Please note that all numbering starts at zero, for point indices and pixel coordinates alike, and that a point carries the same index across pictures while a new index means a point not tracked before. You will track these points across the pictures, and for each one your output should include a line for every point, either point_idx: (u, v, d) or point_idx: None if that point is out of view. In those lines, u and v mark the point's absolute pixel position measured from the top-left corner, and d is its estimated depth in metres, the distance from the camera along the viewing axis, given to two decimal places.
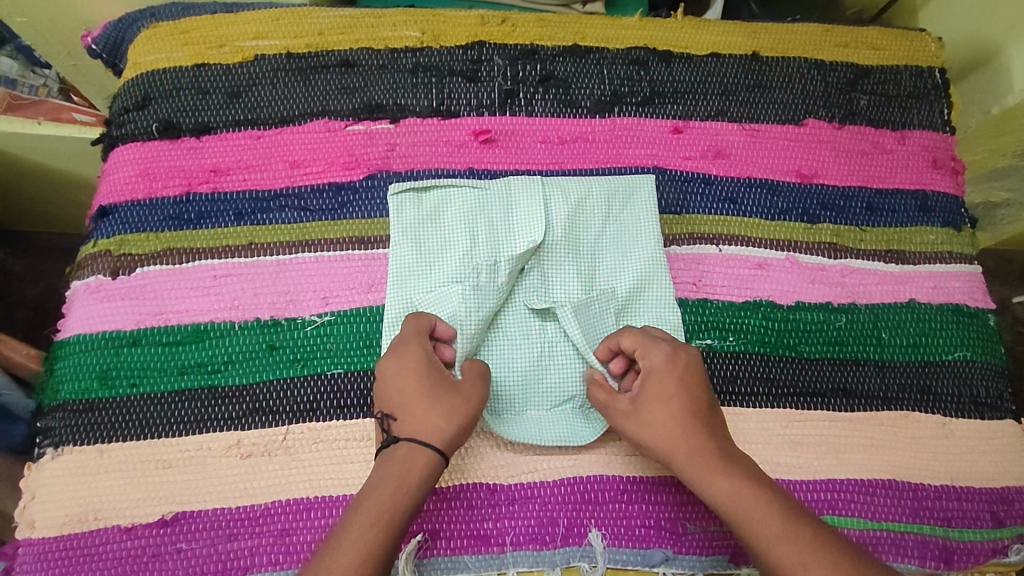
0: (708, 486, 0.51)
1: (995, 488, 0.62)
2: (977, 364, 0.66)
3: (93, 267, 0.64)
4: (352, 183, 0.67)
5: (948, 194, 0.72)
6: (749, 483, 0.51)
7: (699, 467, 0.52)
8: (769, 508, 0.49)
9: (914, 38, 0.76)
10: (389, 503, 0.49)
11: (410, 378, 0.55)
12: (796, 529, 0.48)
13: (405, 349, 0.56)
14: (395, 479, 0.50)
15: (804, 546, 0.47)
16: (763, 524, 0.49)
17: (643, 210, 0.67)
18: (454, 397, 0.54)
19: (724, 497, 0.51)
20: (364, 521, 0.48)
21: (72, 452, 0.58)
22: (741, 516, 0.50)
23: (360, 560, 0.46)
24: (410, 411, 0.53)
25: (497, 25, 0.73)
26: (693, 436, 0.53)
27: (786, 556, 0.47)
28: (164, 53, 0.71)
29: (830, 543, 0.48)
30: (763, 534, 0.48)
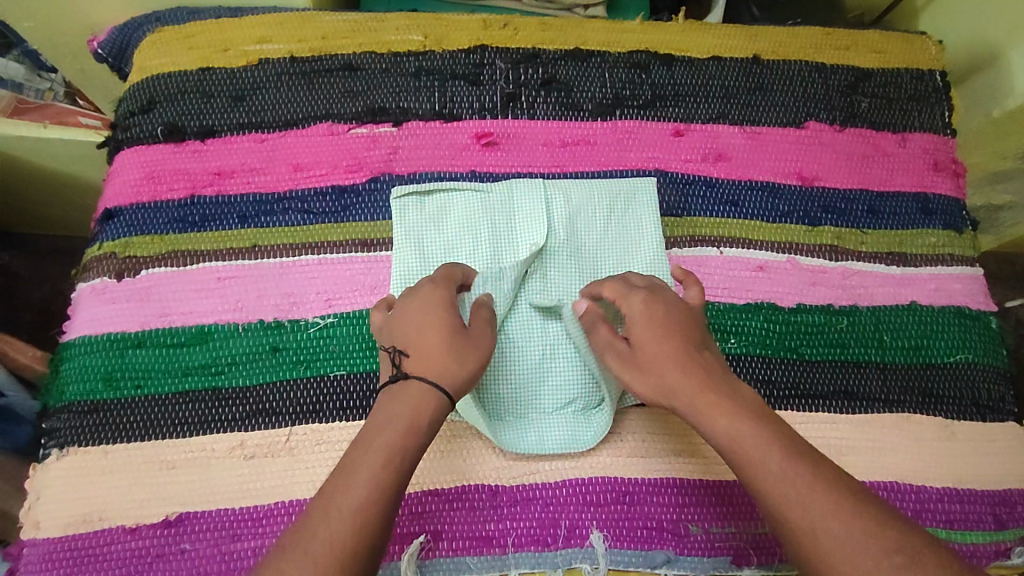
0: (706, 425, 0.50)
1: (997, 491, 0.62)
2: (978, 366, 0.66)
3: (98, 269, 0.64)
4: (355, 186, 0.67)
5: (949, 196, 0.72)
6: (753, 423, 0.48)
7: (696, 406, 0.50)
8: (773, 447, 0.47)
9: (915, 42, 0.77)
10: (398, 443, 0.47)
11: (430, 319, 0.53)
12: (798, 471, 0.45)
13: (428, 293, 0.55)
14: (406, 418, 0.49)
15: (807, 488, 0.45)
16: (764, 464, 0.46)
17: (644, 213, 0.67)
18: (471, 343, 0.53)
19: (725, 438, 0.49)
20: (374, 460, 0.46)
21: (77, 453, 0.59)
22: (741, 454, 0.47)
23: (371, 499, 0.44)
24: (427, 349, 0.52)
25: (499, 29, 0.73)
26: (685, 376, 0.51)
27: (787, 496, 0.45)
28: (169, 57, 0.72)
29: (836, 487, 0.45)
30: (764, 475, 0.46)
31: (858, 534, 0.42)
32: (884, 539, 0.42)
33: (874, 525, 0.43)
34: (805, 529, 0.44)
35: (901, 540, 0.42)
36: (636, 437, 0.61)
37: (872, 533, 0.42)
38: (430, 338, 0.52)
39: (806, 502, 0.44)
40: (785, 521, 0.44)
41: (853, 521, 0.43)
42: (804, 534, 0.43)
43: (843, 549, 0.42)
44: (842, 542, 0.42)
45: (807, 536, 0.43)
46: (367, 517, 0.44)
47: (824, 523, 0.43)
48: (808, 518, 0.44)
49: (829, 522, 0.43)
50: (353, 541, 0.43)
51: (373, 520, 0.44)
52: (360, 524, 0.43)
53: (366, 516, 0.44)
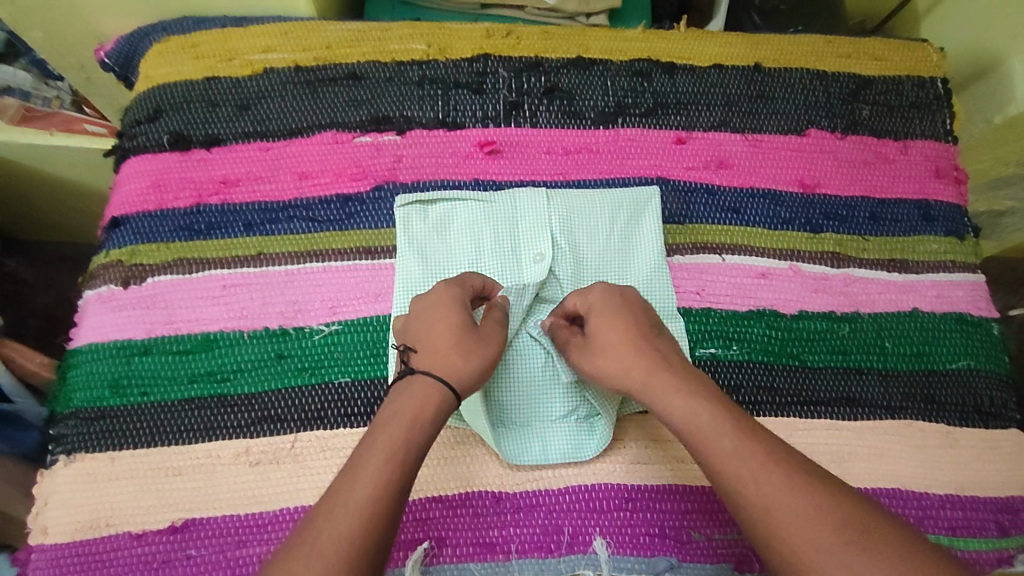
0: (660, 405, 0.52)
1: (1000, 498, 0.62)
2: (981, 372, 0.66)
3: (105, 277, 0.65)
4: (359, 194, 0.68)
5: (950, 203, 0.72)
6: (708, 404, 0.50)
7: (649, 387, 0.52)
8: (727, 427, 0.49)
9: (916, 49, 0.77)
10: (403, 437, 0.48)
11: (441, 316, 0.55)
12: (751, 447, 0.47)
13: (442, 291, 0.57)
14: (410, 412, 0.49)
15: (760, 466, 0.46)
16: (718, 444, 0.48)
17: (646, 221, 0.67)
18: (478, 341, 0.55)
19: (681, 416, 0.50)
20: (378, 455, 0.46)
21: (84, 459, 0.59)
22: (695, 435, 0.49)
23: (376, 494, 0.44)
24: (434, 345, 0.54)
25: (502, 38, 0.74)
26: (635, 359, 0.54)
27: (740, 472, 0.46)
28: (176, 67, 0.72)
29: (788, 464, 0.46)
30: (719, 455, 0.47)
31: (809, 509, 0.44)
32: (835, 513, 0.43)
33: (825, 500, 0.44)
34: (758, 505, 0.45)
35: (853, 514, 0.44)
36: (639, 444, 0.61)
37: (825, 507, 0.44)
38: (439, 335, 0.54)
39: (760, 479, 0.46)
40: (741, 500, 0.46)
41: (805, 497, 0.44)
42: (760, 512, 0.45)
43: (795, 523, 0.43)
44: (794, 516, 0.44)
45: (761, 512, 0.45)
46: (373, 511, 0.44)
47: (778, 500, 0.44)
48: (761, 494, 0.45)
49: (782, 498, 0.44)
50: (359, 535, 0.43)
51: (379, 514, 0.44)
52: (366, 518, 0.43)
53: (372, 510, 0.44)
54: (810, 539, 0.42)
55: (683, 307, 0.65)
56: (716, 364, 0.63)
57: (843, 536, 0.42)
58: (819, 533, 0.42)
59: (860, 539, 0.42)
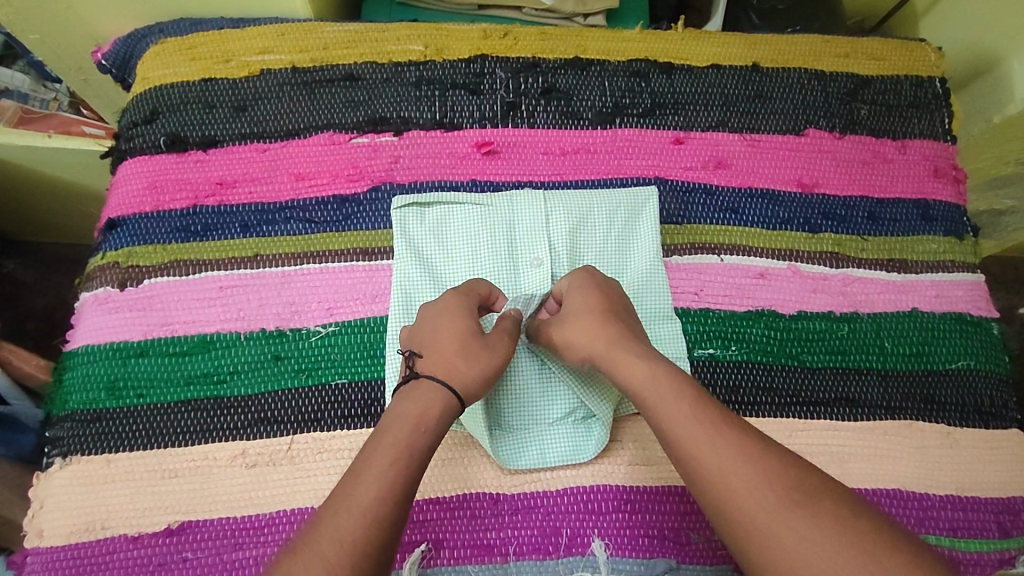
0: (618, 370, 0.53)
1: (1001, 498, 0.62)
2: (981, 372, 0.66)
3: (102, 279, 0.65)
4: (356, 195, 0.68)
5: (950, 203, 0.72)
6: (666, 371, 0.51)
7: (610, 355, 0.54)
8: (683, 393, 0.49)
9: (914, 49, 0.77)
10: (407, 443, 0.48)
11: (449, 324, 0.55)
12: (704, 412, 0.48)
13: (450, 299, 0.57)
14: (416, 417, 0.49)
15: (713, 431, 0.47)
16: (674, 410, 0.48)
17: (643, 222, 0.67)
18: (485, 349, 0.55)
19: (637, 379, 0.51)
20: (383, 461, 0.46)
21: (80, 462, 0.59)
22: (651, 399, 0.50)
23: (381, 498, 0.44)
24: (441, 351, 0.54)
25: (499, 39, 0.74)
26: (600, 328, 0.55)
27: (691, 436, 0.47)
28: (172, 68, 0.72)
29: (741, 430, 0.47)
30: (674, 420, 0.48)
31: (760, 474, 0.44)
32: (784, 476, 0.44)
33: (775, 466, 0.45)
34: (710, 469, 0.45)
35: (802, 480, 0.44)
36: (637, 444, 0.61)
37: (775, 472, 0.44)
38: (446, 342, 0.54)
39: (713, 443, 0.46)
40: (692, 462, 0.46)
41: (756, 461, 0.45)
42: (710, 475, 0.45)
43: (746, 487, 0.44)
44: (743, 479, 0.44)
45: (710, 474, 0.45)
46: (377, 515, 0.44)
47: (729, 464, 0.45)
48: (712, 459, 0.45)
49: (732, 462, 0.45)
50: (363, 538, 0.43)
51: (384, 518, 0.44)
52: (370, 522, 0.43)
53: (376, 514, 0.44)
54: (758, 502, 0.43)
55: (681, 307, 0.65)
56: (715, 365, 0.63)
57: (792, 500, 0.43)
58: (768, 496, 0.43)
59: (808, 503, 0.43)
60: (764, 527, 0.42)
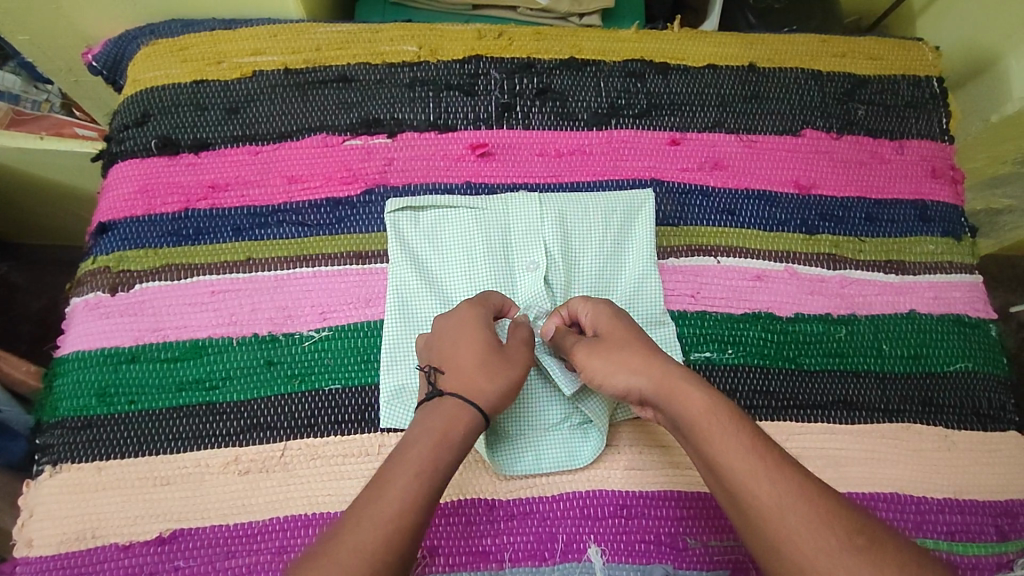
0: (671, 404, 0.50)
1: (999, 501, 0.61)
2: (979, 375, 0.65)
3: (92, 284, 0.64)
4: (350, 198, 0.67)
5: (947, 203, 0.72)
6: (722, 405, 0.49)
7: (664, 389, 0.51)
8: (737, 429, 0.48)
9: (912, 48, 0.76)
10: (431, 457, 0.47)
11: (468, 338, 0.55)
12: (757, 448, 0.47)
13: (468, 312, 0.57)
14: (439, 431, 0.49)
15: (772, 469, 0.45)
16: (730, 446, 0.47)
17: (640, 225, 0.67)
18: (505, 363, 0.54)
19: (695, 412, 0.49)
20: (406, 471, 0.46)
21: (70, 470, 0.58)
22: (707, 434, 0.48)
23: (404, 510, 0.44)
24: (462, 365, 0.53)
25: (494, 39, 0.73)
26: (646, 359, 0.53)
27: (743, 469, 0.46)
28: (163, 70, 0.71)
29: (797, 469, 0.46)
30: (730, 456, 0.46)
31: (820, 514, 0.43)
32: (844, 520, 0.43)
33: (835, 509, 0.44)
34: (769, 509, 0.44)
35: (860, 522, 0.43)
36: (634, 449, 0.60)
37: (832, 513, 0.43)
38: (468, 357, 0.53)
39: (773, 482, 0.45)
40: (749, 500, 0.45)
41: (815, 502, 0.44)
42: (768, 515, 0.44)
43: (806, 528, 0.43)
44: (804, 521, 0.43)
45: (769, 513, 0.44)
46: (399, 528, 0.43)
47: (789, 504, 0.44)
48: (773, 498, 0.44)
49: (793, 502, 0.44)
50: (384, 551, 0.42)
51: (405, 531, 0.43)
52: (391, 534, 0.43)
53: (397, 526, 0.43)
54: (818, 545, 0.42)
55: (677, 310, 0.64)
56: (712, 368, 0.63)
57: (853, 544, 0.42)
58: (830, 539, 0.42)
59: (870, 548, 0.42)
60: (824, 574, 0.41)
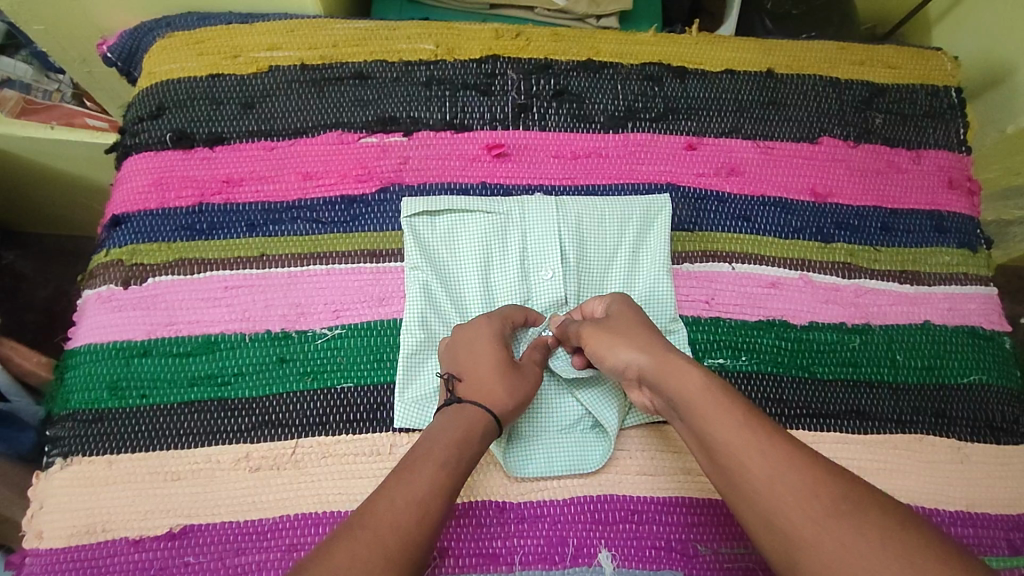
0: (665, 379, 0.51)
1: (1010, 515, 0.61)
2: (992, 387, 0.65)
3: (105, 276, 0.64)
4: (364, 196, 0.67)
5: (963, 215, 0.71)
6: (713, 380, 0.49)
7: (659, 366, 0.51)
8: (729, 405, 0.47)
9: (931, 58, 0.76)
10: (455, 451, 0.49)
11: (488, 351, 0.56)
12: (750, 421, 0.46)
13: (487, 325, 0.58)
14: (463, 431, 0.51)
15: (763, 443, 0.45)
16: (722, 422, 0.46)
17: (655, 230, 0.66)
18: (520, 379, 0.56)
19: (684, 386, 0.49)
20: (432, 461, 0.48)
21: (81, 462, 0.58)
22: (699, 409, 0.48)
23: (432, 494, 0.45)
24: (480, 377, 0.55)
25: (512, 39, 0.73)
26: (646, 340, 0.54)
27: (731, 441, 0.45)
28: (179, 63, 0.71)
29: (791, 441, 0.45)
30: (720, 432, 0.46)
31: (808, 484, 0.42)
32: (833, 488, 0.42)
33: (826, 478, 0.43)
34: (759, 483, 0.43)
35: (850, 490, 0.42)
36: (646, 454, 0.60)
37: (822, 482, 0.42)
38: (486, 369, 0.55)
39: (763, 455, 0.44)
40: (740, 475, 0.44)
41: (804, 472, 0.43)
42: (758, 488, 0.43)
43: (793, 499, 0.42)
44: (792, 492, 0.42)
45: (759, 486, 0.43)
46: (428, 510, 0.45)
47: (778, 476, 0.43)
48: (762, 472, 0.44)
49: (782, 475, 0.43)
50: (416, 529, 0.43)
51: (433, 514, 0.45)
52: (422, 515, 0.44)
53: (427, 509, 0.45)
54: (804, 514, 0.41)
55: (691, 316, 0.64)
56: (725, 375, 0.63)
57: (839, 512, 0.41)
58: (815, 508, 0.41)
59: (858, 516, 0.40)
60: (813, 543, 0.40)
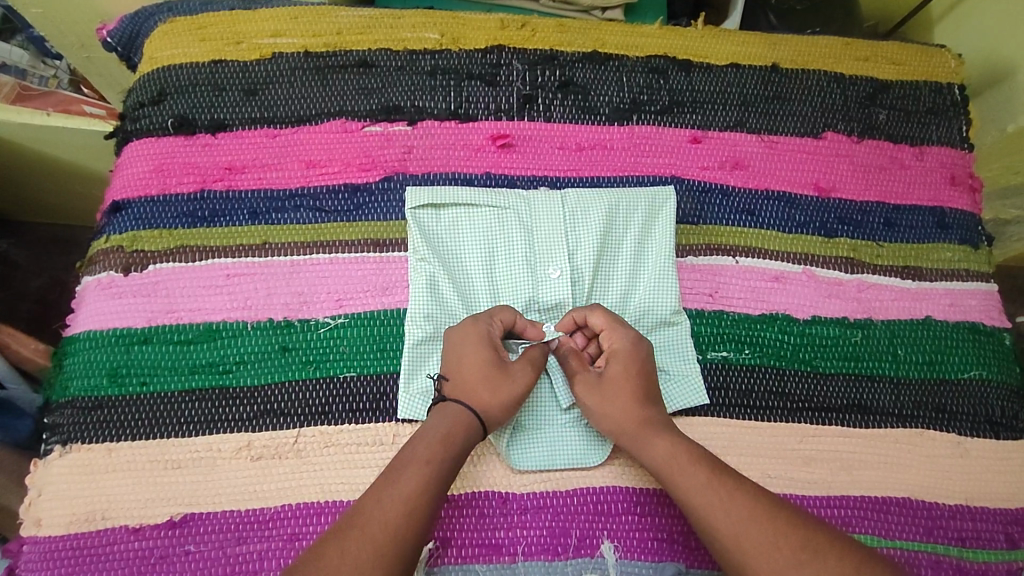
0: (641, 449, 0.55)
1: (1009, 509, 0.61)
2: (992, 382, 0.66)
3: (105, 262, 0.63)
4: (368, 185, 0.67)
5: (965, 211, 0.72)
6: (684, 447, 0.53)
7: (637, 434, 0.55)
8: (699, 469, 0.52)
9: (934, 54, 0.76)
10: (439, 449, 0.51)
11: (473, 353, 0.56)
12: (719, 480, 0.51)
13: (474, 328, 0.57)
14: (444, 431, 0.52)
15: (728, 500, 0.49)
16: (695, 487, 0.51)
17: (660, 222, 0.66)
18: (507, 379, 0.56)
19: (660, 457, 0.54)
20: (417, 458, 0.50)
21: (79, 450, 0.58)
22: (674, 478, 0.52)
23: (418, 489, 0.48)
24: (465, 380, 0.55)
25: (517, 30, 0.72)
26: (628, 409, 0.56)
27: (705, 503, 0.50)
28: (181, 49, 0.70)
29: (755, 496, 0.49)
30: (693, 496, 0.51)
31: (769, 535, 0.47)
32: (792, 534, 0.47)
33: (787, 529, 0.47)
34: (727, 538, 0.48)
35: (810, 538, 0.47)
36: None
37: (783, 533, 0.47)
38: (471, 371, 0.55)
39: (731, 511, 0.49)
40: (711, 532, 0.49)
41: (767, 525, 0.47)
42: (725, 544, 0.48)
43: (759, 550, 0.47)
44: (758, 546, 0.47)
45: (728, 540, 0.48)
46: (416, 504, 0.47)
47: (742, 528, 0.48)
48: (728, 526, 0.48)
49: (746, 527, 0.48)
50: (406, 524, 0.46)
51: (422, 507, 0.47)
52: (409, 510, 0.47)
53: (415, 505, 0.47)
54: (772, 566, 0.46)
55: (694, 309, 0.64)
56: (728, 367, 0.63)
57: (799, 560, 0.45)
58: (778, 559, 0.46)
59: (816, 561, 0.45)
60: None
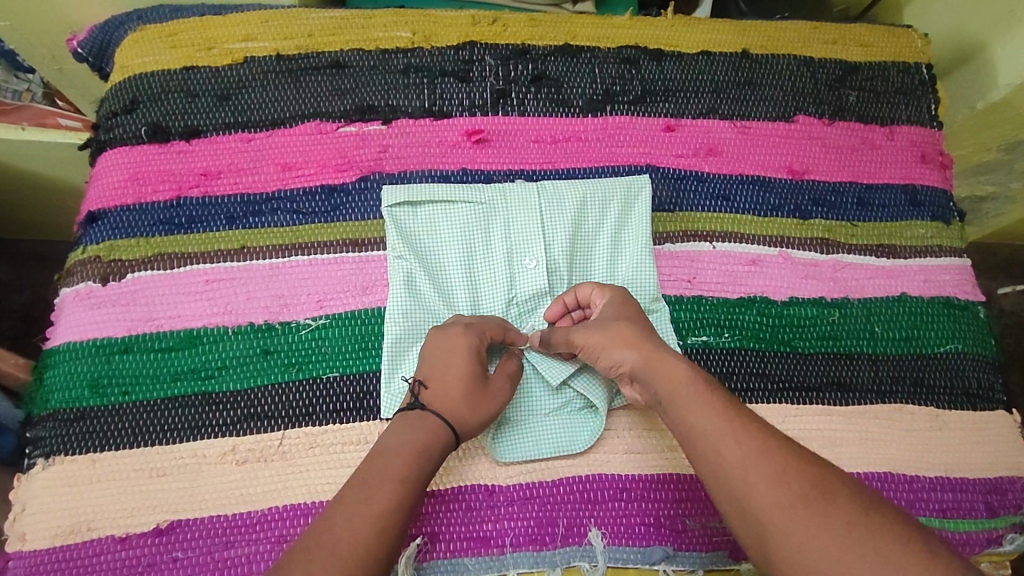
0: (652, 375, 0.52)
1: (989, 478, 0.62)
2: (968, 355, 0.67)
3: (83, 274, 0.63)
4: (344, 185, 0.67)
5: (937, 188, 0.73)
6: (696, 376, 0.51)
7: (645, 362, 0.53)
8: (710, 397, 0.49)
9: (901, 35, 0.77)
10: (415, 468, 0.50)
11: (460, 362, 0.56)
12: (729, 412, 0.48)
13: (464, 337, 0.57)
14: (421, 445, 0.51)
15: (738, 432, 0.47)
16: (702, 415, 0.48)
17: (634, 211, 0.67)
18: (487, 396, 0.56)
19: (668, 384, 0.51)
20: (393, 478, 0.49)
21: (63, 462, 0.57)
22: (681, 404, 0.49)
23: (390, 510, 0.47)
24: (447, 387, 0.55)
25: (488, 26, 0.72)
26: (635, 336, 0.54)
27: (711, 432, 0.47)
28: (152, 56, 0.70)
29: (765, 432, 0.47)
30: (702, 425, 0.48)
31: (777, 470, 0.44)
32: (799, 471, 0.45)
33: (795, 467, 0.45)
34: (732, 469, 0.45)
35: (817, 478, 0.44)
36: (633, 433, 0.60)
37: (791, 470, 0.44)
38: (454, 381, 0.55)
39: (739, 443, 0.46)
40: (714, 459, 0.46)
41: (776, 460, 0.45)
42: (730, 476, 0.45)
43: (763, 484, 0.44)
44: (763, 478, 0.44)
45: (731, 469, 0.46)
46: (387, 526, 0.47)
47: (750, 460, 0.45)
48: (735, 456, 0.46)
49: (754, 460, 0.45)
50: (375, 545, 0.45)
51: (393, 529, 0.47)
52: (381, 530, 0.46)
53: (385, 526, 0.47)
54: (771, 500, 0.43)
55: (674, 295, 0.65)
56: (708, 352, 0.63)
57: (806, 500, 0.43)
58: (784, 495, 0.43)
59: (822, 501, 0.43)
60: (780, 527, 0.42)
